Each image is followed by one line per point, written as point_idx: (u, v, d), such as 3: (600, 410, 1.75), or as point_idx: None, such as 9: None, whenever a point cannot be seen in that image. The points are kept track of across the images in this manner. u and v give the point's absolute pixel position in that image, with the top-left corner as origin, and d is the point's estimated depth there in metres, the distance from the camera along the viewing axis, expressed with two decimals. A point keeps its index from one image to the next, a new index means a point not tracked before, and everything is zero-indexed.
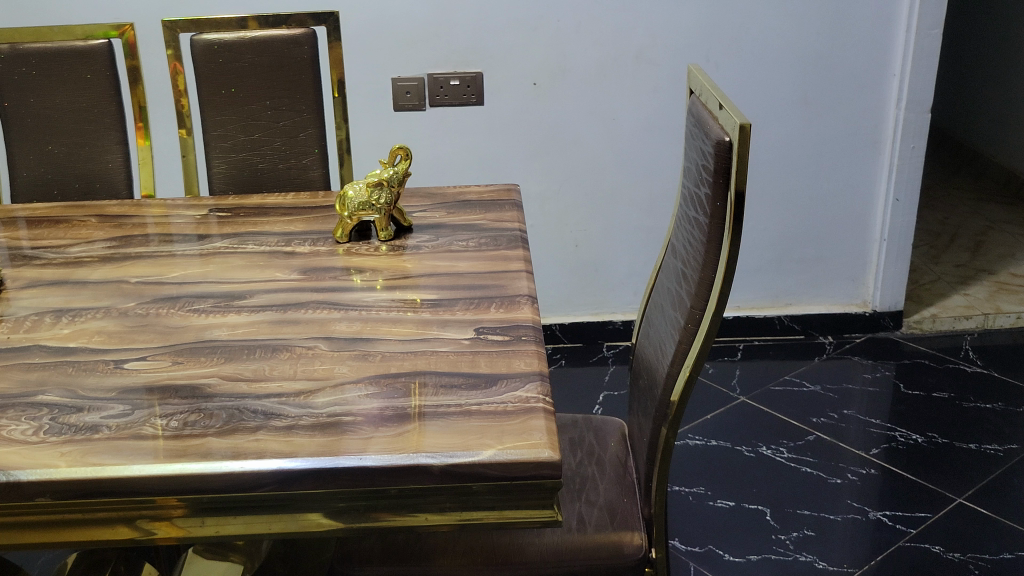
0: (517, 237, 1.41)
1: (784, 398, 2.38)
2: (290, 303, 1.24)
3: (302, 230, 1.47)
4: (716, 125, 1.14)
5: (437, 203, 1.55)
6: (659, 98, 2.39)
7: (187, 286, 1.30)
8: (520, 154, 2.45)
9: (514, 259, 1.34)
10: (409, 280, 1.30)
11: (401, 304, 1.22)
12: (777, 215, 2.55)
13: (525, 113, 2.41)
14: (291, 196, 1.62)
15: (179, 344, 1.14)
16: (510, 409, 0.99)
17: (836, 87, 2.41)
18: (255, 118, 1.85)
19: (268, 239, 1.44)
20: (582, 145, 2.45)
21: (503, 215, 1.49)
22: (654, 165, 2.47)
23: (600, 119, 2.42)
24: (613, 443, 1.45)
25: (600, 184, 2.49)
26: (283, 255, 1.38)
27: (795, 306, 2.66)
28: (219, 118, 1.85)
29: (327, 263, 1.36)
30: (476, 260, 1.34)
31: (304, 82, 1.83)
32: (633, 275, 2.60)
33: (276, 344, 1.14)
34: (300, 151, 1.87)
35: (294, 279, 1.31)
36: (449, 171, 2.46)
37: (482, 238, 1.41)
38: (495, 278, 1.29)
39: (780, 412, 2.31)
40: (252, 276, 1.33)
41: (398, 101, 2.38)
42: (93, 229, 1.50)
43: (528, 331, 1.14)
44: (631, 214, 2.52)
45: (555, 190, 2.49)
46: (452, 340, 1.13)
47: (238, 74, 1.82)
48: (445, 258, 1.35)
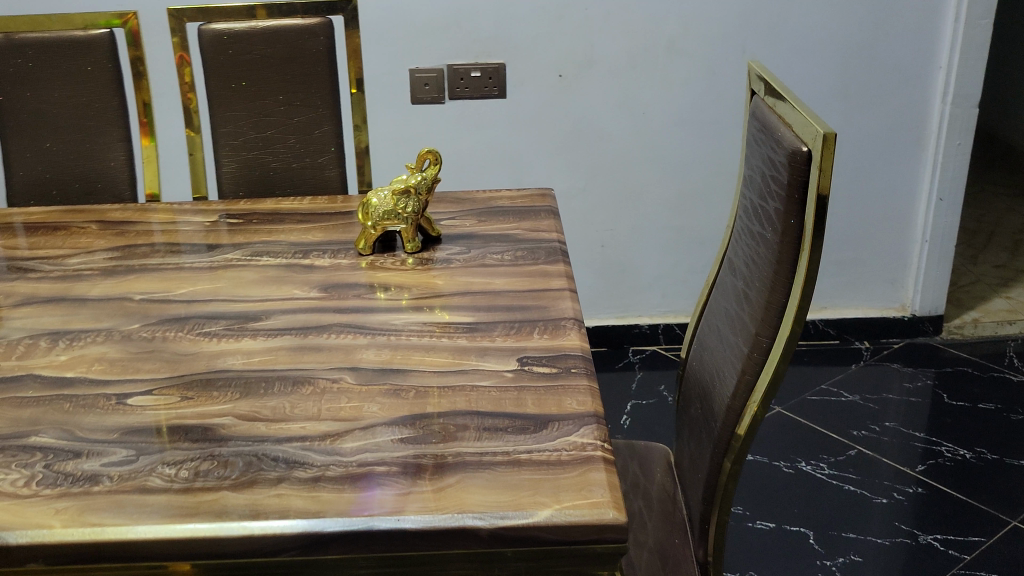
0: (556, 250, 1.29)
1: (820, 409, 2.26)
2: (311, 326, 1.12)
3: (321, 239, 1.35)
4: (789, 131, 1.02)
5: (467, 209, 1.43)
6: (691, 91, 2.27)
7: (196, 305, 1.18)
8: (544, 150, 2.33)
9: (555, 276, 1.22)
10: (441, 299, 1.18)
11: (434, 328, 1.11)
12: None
13: (549, 107, 2.28)
14: (307, 200, 1.50)
15: (188, 376, 1.03)
16: (565, 459, 0.87)
17: (878, 80, 2.28)
18: (268, 114, 1.73)
19: (284, 250, 1.32)
20: (609, 141, 2.32)
21: (539, 225, 1.37)
22: (685, 162, 2.34)
23: (629, 113, 2.29)
24: (659, 474, 1.35)
25: (628, 182, 2.37)
26: (301, 269, 1.26)
27: (830, 310, 2.54)
28: (229, 114, 1.73)
29: (349, 278, 1.24)
30: (514, 276, 1.22)
31: (319, 76, 1.70)
32: (661, 277, 2.48)
33: (296, 376, 1.02)
34: (316, 149, 1.75)
35: (314, 297, 1.19)
36: (470, 168, 2.34)
37: (518, 251, 1.29)
38: (536, 298, 1.17)
39: (817, 425, 2.20)
40: (267, 293, 1.21)
41: (415, 93, 2.25)
42: (94, 237, 1.39)
43: (577, 362, 1.03)
44: (660, 213, 2.40)
45: (579, 188, 2.37)
46: (494, 372, 1.01)
47: (249, 66, 1.70)
48: (479, 274, 1.23)
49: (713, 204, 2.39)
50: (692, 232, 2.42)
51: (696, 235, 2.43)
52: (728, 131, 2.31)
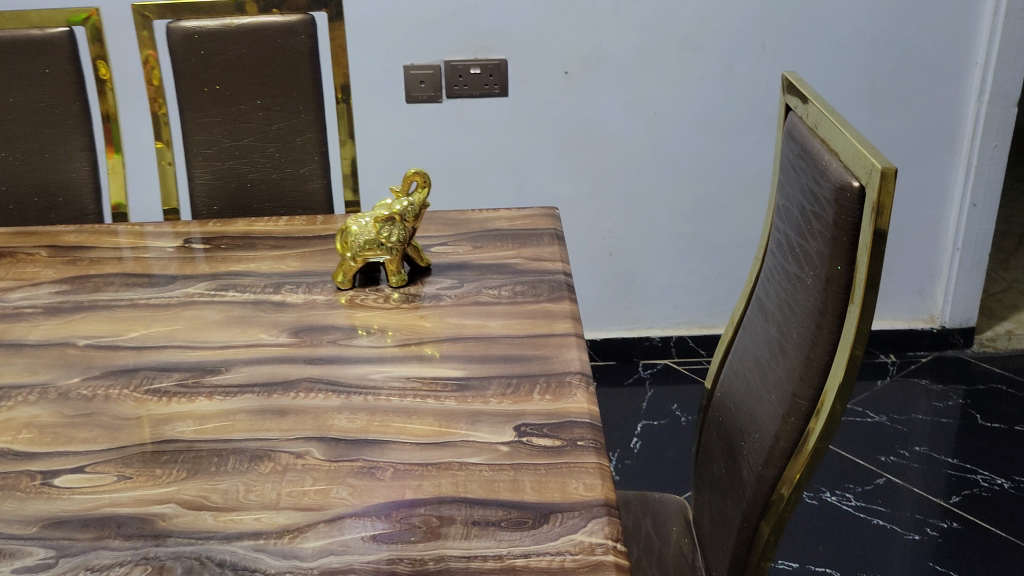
0: (560, 284, 1.14)
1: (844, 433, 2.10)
2: (276, 382, 0.97)
3: (297, 270, 1.20)
4: (838, 160, 0.87)
5: (460, 233, 1.28)
6: (707, 88, 2.11)
7: (148, 353, 1.03)
8: (548, 153, 2.17)
9: (560, 317, 1.07)
10: (428, 346, 1.03)
11: (418, 385, 0.95)
12: None
13: (555, 107, 2.12)
14: (284, 221, 1.35)
15: (129, 448, 0.87)
16: (571, 567, 0.72)
17: (909, 77, 2.11)
18: (244, 120, 1.57)
19: (253, 283, 1.17)
20: (618, 144, 2.16)
21: (541, 253, 1.22)
22: (700, 164, 2.19)
23: (640, 113, 2.13)
24: (676, 534, 1.19)
25: (637, 187, 2.21)
26: (271, 307, 1.11)
27: None
28: (201, 120, 1.57)
29: (325, 319, 1.08)
30: (512, 318, 1.07)
31: (300, 78, 1.55)
32: (672, 288, 2.33)
33: (254, 448, 0.87)
34: (298, 158, 1.60)
35: (283, 344, 1.04)
36: (470, 173, 2.18)
37: (516, 285, 1.14)
38: (537, 346, 1.01)
39: (843, 451, 2.04)
40: (230, 339, 1.05)
41: (411, 92, 2.09)
42: (41, 266, 1.23)
43: (585, 432, 0.87)
44: (672, 220, 2.25)
45: (586, 193, 2.21)
46: (486, 445, 0.86)
47: (224, 68, 1.54)
48: (473, 315, 1.08)
49: (730, 211, 2.24)
50: (706, 240, 2.27)
51: (710, 244, 2.27)
52: (746, 133, 2.16)
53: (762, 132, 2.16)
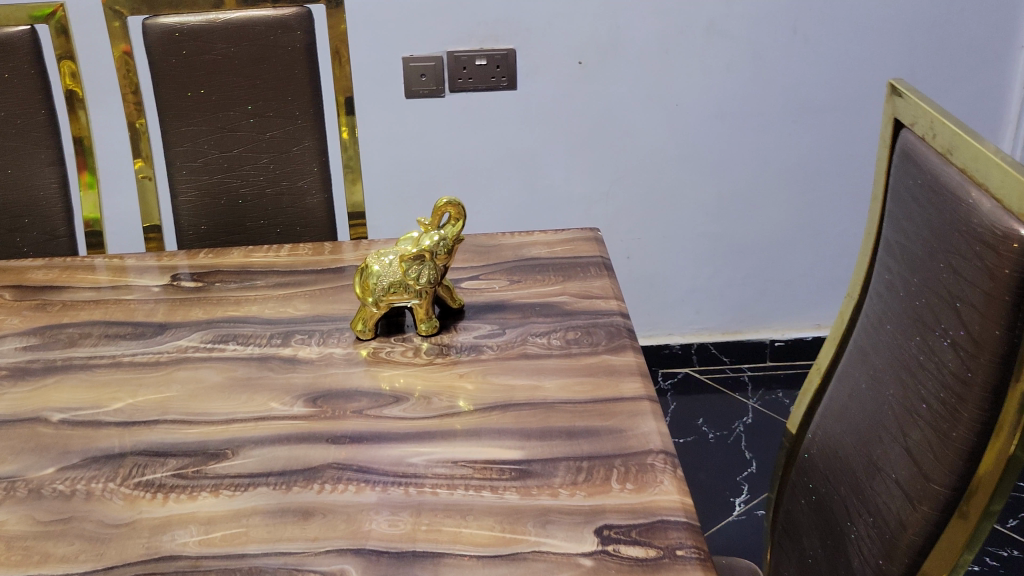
0: (620, 330, 0.97)
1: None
2: (295, 470, 0.80)
3: (307, 314, 1.03)
4: (989, 197, 0.70)
5: (492, 264, 1.11)
6: (733, 79, 1.93)
7: (137, 431, 0.85)
8: (561, 150, 1.99)
9: (626, 375, 0.90)
10: (475, 416, 0.86)
11: (469, 471, 0.79)
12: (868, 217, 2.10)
13: (568, 100, 1.94)
14: (287, 251, 1.18)
15: (118, 569, 0.70)
16: None
17: (950, 63, 1.95)
18: (233, 128, 1.39)
19: (257, 333, 1.00)
20: (637, 139, 1.99)
21: (591, 289, 1.05)
22: (726, 161, 2.02)
23: (661, 106, 1.95)
24: None
25: (657, 185, 2.04)
26: (281, 365, 0.94)
27: None
28: (185, 129, 1.38)
29: (347, 381, 0.91)
30: (570, 377, 0.90)
31: (297, 80, 1.37)
32: (694, 292, 2.18)
33: (277, 567, 0.70)
34: (295, 170, 1.42)
35: (298, 416, 0.87)
36: (477, 173, 2.00)
37: (568, 332, 0.97)
38: (604, 416, 0.85)
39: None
40: (234, 409, 0.88)
41: (411, 86, 1.91)
42: (5, 313, 1.05)
43: (684, 538, 0.71)
44: (695, 221, 2.08)
45: (603, 193, 2.04)
46: (565, 558, 0.69)
47: (210, 70, 1.36)
48: (523, 373, 0.91)
49: (757, 210, 2.08)
50: (732, 241, 2.11)
51: (735, 245, 2.12)
52: (776, 124, 1.99)
53: (791, 123, 1.99)
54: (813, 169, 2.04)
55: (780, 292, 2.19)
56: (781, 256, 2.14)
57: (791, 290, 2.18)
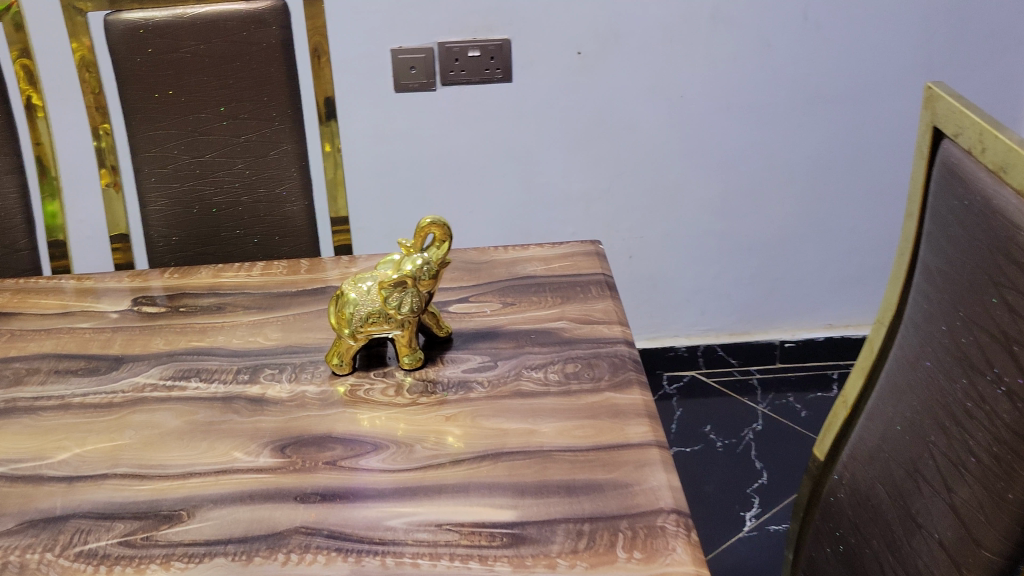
0: (624, 361, 0.88)
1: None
2: (258, 536, 0.70)
3: (278, 344, 0.93)
4: None
5: (483, 283, 1.01)
6: (740, 68, 1.82)
7: (82, 488, 0.76)
8: (559, 146, 1.88)
9: (632, 417, 0.81)
10: (462, 467, 0.76)
11: (455, 537, 0.69)
12: (882, 212, 2.00)
13: (564, 94, 1.83)
14: (260, 269, 1.08)
15: None
16: None
17: (971, 50, 1.84)
18: (205, 132, 1.28)
19: (222, 367, 0.90)
20: (639, 133, 1.88)
21: (592, 313, 0.95)
22: (733, 155, 1.91)
23: (664, 98, 1.85)
24: None
25: (661, 181, 1.93)
26: (248, 406, 0.84)
27: None
28: (152, 133, 1.28)
29: (321, 425, 0.82)
30: (569, 419, 0.81)
31: (272, 79, 1.26)
32: (700, 292, 2.08)
33: None
34: (273, 176, 1.32)
35: (264, 468, 0.77)
36: (470, 171, 1.90)
37: (567, 363, 0.88)
38: (608, 467, 0.75)
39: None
40: (193, 460, 0.78)
41: (400, 80, 1.79)
42: None
43: None
44: (702, 218, 1.98)
45: (603, 190, 1.94)
46: None
47: (178, 69, 1.25)
48: (517, 415, 0.82)
49: (766, 206, 1.98)
50: (738, 238, 2.01)
51: (743, 242, 2.02)
52: (784, 117, 1.88)
53: (800, 116, 1.88)
54: (823, 164, 1.93)
55: (790, 290, 2.09)
56: (791, 254, 2.04)
57: (800, 288, 2.09)
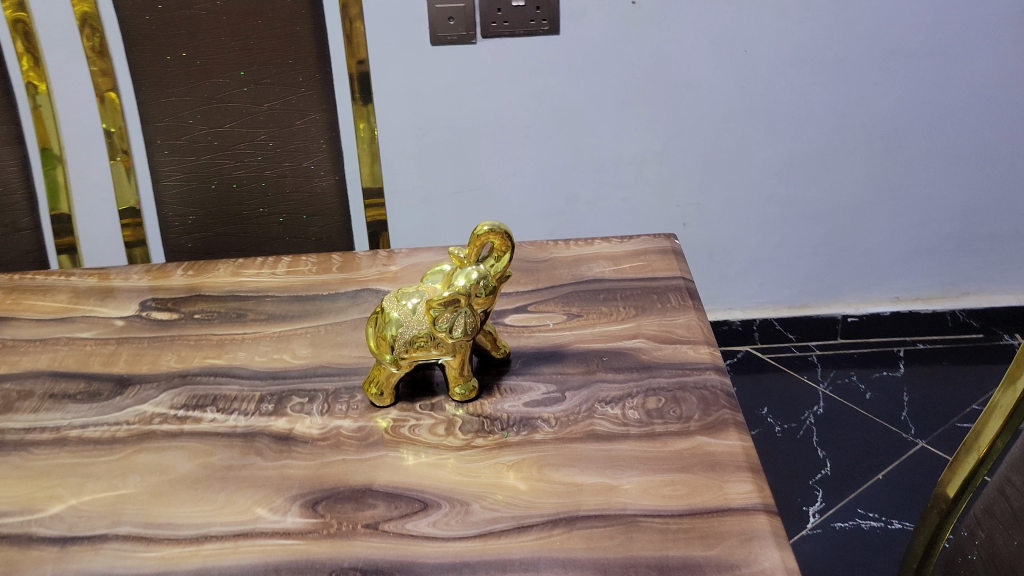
0: (715, 396, 0.74)
1: (957, 441, 1.71)
2: None
3: (308, 364, 0.80)
4: None
5: (543, 289, 0.88)
6: (815, 20, 1.64)
7: (75, 554, 0.63)
8: (611, 104, 1.72)
9: (732, 472, 0.67)
10: (530, 536, 0.63)
11: None
12: (960, 178, 1.84)
13: (617, 47, 1.66)
14: (286, 266, 0.95)
15: None
16: None
17: None
18: (223, 99, 1.14)
19: (243, 393, 0.77)
20: (697, 90, 1.71)
21: (673, 329, 0.81)
22: (801, 115, 1.75)
23: (728, 52, 1.67)
24: None
25: (721, 143, 1.78)
26: (274, 447, 0.72)
27: (973, 298, 2.01)
28: (165, 101, 1.14)
29: (359, 475, 0.69)
30: (655, 472, 0.67)
31: (298, 39, 1.11)
32: (759, 263, 1.95)
33: None
34: (299, 148, 1.18)
35: (292, 532, 0.64)
36: (512, 131, 1.74)
37: (648, 397, 0.74)
38: (708, 541, 0.62)
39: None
40: (207, 517, 0.66)
41: (437, 32, 1.61)
42: None
43: None
44: (764, 182, 1.83)
45: (658, 152, 1.78)
46: None
47: (192, 27, 1.10)
48: (593, 466, 0.68)
49: (833, 170, 1.82)
50: (802, 204, 1.86)
51: (807, 209, 1.87)
52: (858, 73, 1.70)
53: (876, 72, 1.70)
54: (898, 123, 1.77)
55: (856, 262, 1.96)
56: (859, 221, 1.90)
57: (867, 259, 1.96)
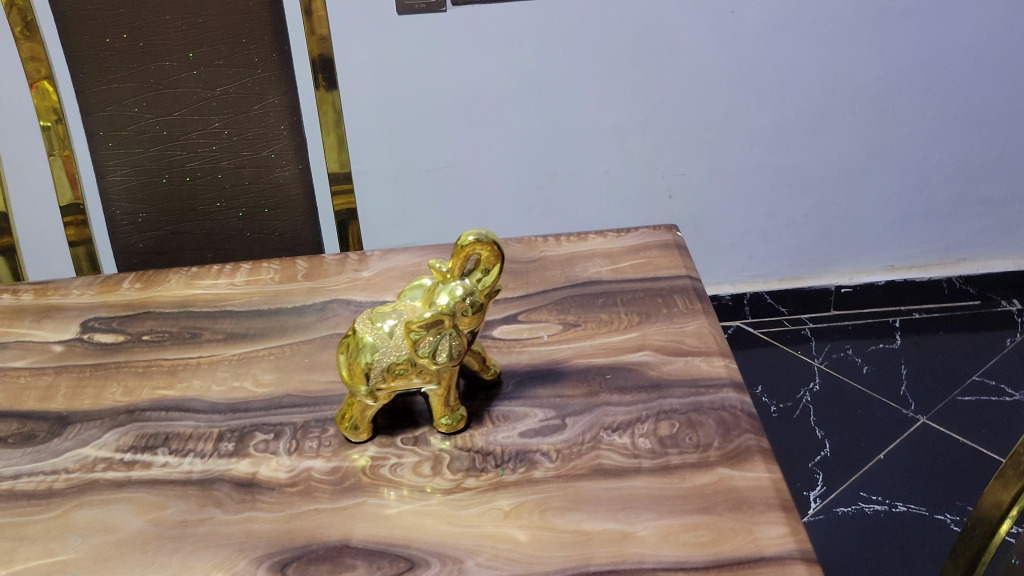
0: (736, 419, 0.65)
1: (960, 415, 1.63)
2: None
3: (273, 393, 0.71)
4: None
5: (533, 296, 0.79)
6: None
7: None
8: (591, 73, 1.62)
9: (762, 512, 0.58)
10: None
11: None
12: (956, 141, 1.76)
13: (595, 12, 1.55)
14: (247, 276, 0.85)
15: None
16: None
17: None
18: (172, 85, 1.03)
19: (199, 431, 0.68)
20: (681, 56, 1.61)
21: (682, 339, 0.73)
22: (791, 79, 1.66)
23: (715, 15, 1.57)
24: None
25: (707, 111, 1.68)
26: (235, 495, 0.62)
27: (969, 265, 1.95)
28: (106, 89, 1.03)
29: (333, 529, 0.59)
30: (675, 515, 0.59)
31: (253, 16, 1.01)
32: (748, 234, 1.87)
33: None
34: (258, 136, 1.07)
35: None
36: (486, 103, 1.64)
37: (660, 422, 0.66)
38: None
39: (966, 440, 1.57)
40: None
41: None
42: None
43: None
44: (752, 151, 1.74)
45: (641, 122, 1.69)
46: None
47: (133, 6, 0.99)
48: (603, 509, 0.59)
49: (825, 135, 1.73)
50: (792, 173, 1.78)
51: (798, 177, 1.79)
52: (850, 33, 1.61)
53: (869, 32, 1.61)
54: (892, 85, 1.68)
55: (849, 230, 1.88)
56: (852, 188, 1.81)
57: (860, 227, 1.88)
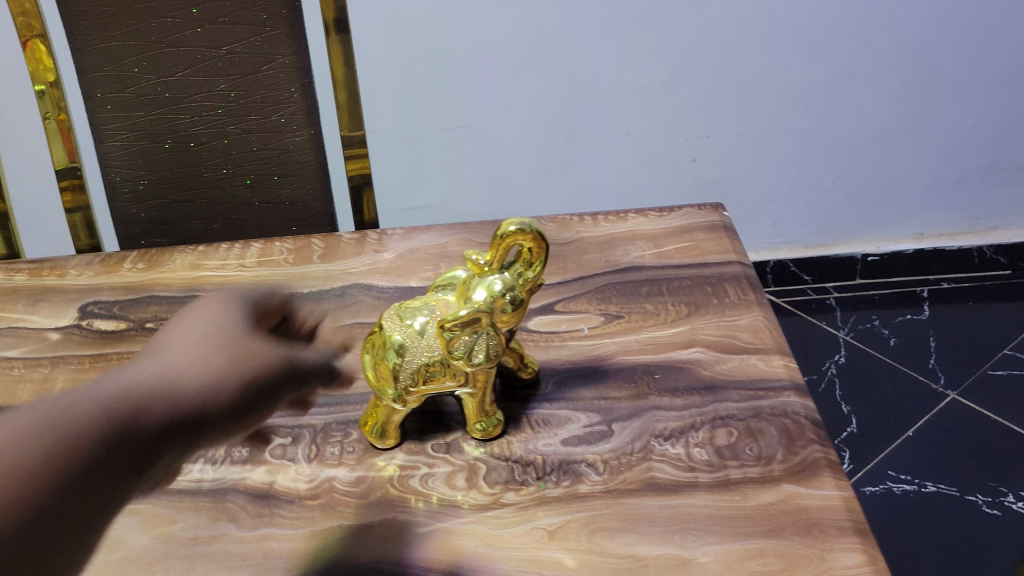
0: (800, 427, 0.60)
1: (991, 392, 1.57)
2: None
3: None
4: None
5: (570, 284, 0.74)
6: None
7: None
8: (614, 31, 1.53)
9: (835, 535, 0.52)
10: None
11: None
12: (992, 105, 1.68)
13: None
14: (260, 258, 0.79)
15: None
16: None
17: None
18: (174, 43, 0.96)
19: None
20: (708, 14, 1.53)
21: (735, 334, 0.67)
22: (823, 38, 1.57)
23: None
24: None
25: (734, 70, 1.60)
26: (249, 507, 0.56)
27: (1001, 233, 1.88)
28: (102, 47, 0.95)
29: (357, 548, 0.53)
30: (740, 538, 0.52)
31: None
32: (772, 199, 1.80)
33: None
34: (268, 98, 1.00)
35: None
36: (503, 61, 1.56)
37: (717, 429, 0.60)
38: None
39: (998, 416, 1.52)
40: None
41: None
42: None
43: None
44: (779, 113, 1.67)
45: (663, 81, 1.61)
46: None
47: None
48: (657, 531, 0.53)
49: (856, 97, 1.65)
50: (819, 137, 1.71)
51: (826, 140, 1.71)
52: None
53: None
54: (929, 46, 1.59)
55: (878, 196, 1.81)
56: (881, 152, 1.74)
57: (889, 193, 1.81)
